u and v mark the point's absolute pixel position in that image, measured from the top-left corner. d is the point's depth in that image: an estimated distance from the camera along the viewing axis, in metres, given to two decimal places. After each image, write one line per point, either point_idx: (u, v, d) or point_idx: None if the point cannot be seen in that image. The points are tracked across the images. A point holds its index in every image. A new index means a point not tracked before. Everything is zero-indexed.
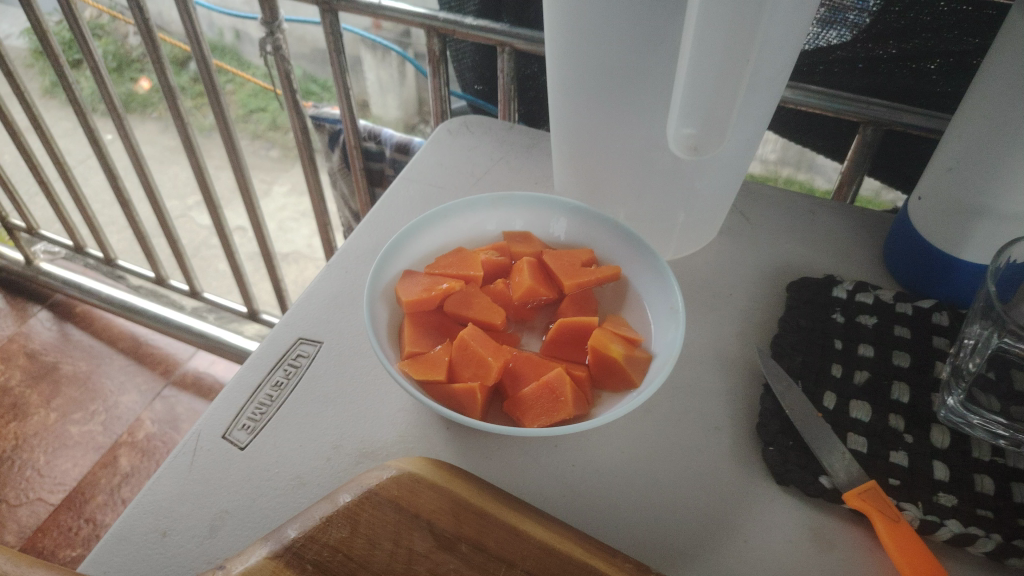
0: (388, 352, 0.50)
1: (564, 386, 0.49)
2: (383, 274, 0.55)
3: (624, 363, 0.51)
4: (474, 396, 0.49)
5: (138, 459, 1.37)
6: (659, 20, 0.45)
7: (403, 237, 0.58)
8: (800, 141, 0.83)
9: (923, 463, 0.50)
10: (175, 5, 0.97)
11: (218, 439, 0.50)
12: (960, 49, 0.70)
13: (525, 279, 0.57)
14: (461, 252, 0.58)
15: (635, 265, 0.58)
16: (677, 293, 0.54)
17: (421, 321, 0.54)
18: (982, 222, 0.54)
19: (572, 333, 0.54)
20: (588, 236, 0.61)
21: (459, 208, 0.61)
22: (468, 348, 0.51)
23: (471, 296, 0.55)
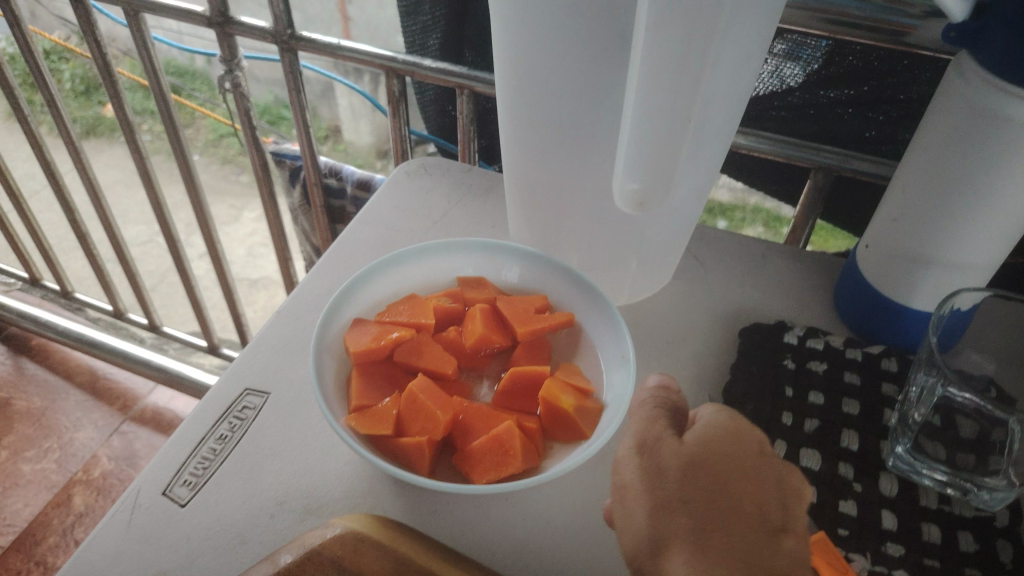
0: (335, 406, 0.49)
1: (513, 439, 0.48)
2: (332, 323, 0.54)
3: (575, 414, 0.50)
4: (421, 450, 0.48)
5: (93, 499, 1.32)
6: (605, 73, 0.47)
7: (353, 284, 0.57)
8: (754, 184, 0.85)
9: (871, 512, 0.50)
10: (132, 40, 0.97)
11: (158, 496, 0.49)
12: (903, 96, 0.71)
13: (477, 326, 0.56)
14: (413, 300, 0.58)
15: (588, 311, 0.58)
16: (628, 341, 0.54)
17: (370, 372, 0.53)
18: (925, 270, 0.55)
19: (524, 382, 0.54)
20: (542, 282, 0.61)
21: (412, 255, 0.60)
22: (417, 401, 0.50)
23: (421, 346, 0.55)
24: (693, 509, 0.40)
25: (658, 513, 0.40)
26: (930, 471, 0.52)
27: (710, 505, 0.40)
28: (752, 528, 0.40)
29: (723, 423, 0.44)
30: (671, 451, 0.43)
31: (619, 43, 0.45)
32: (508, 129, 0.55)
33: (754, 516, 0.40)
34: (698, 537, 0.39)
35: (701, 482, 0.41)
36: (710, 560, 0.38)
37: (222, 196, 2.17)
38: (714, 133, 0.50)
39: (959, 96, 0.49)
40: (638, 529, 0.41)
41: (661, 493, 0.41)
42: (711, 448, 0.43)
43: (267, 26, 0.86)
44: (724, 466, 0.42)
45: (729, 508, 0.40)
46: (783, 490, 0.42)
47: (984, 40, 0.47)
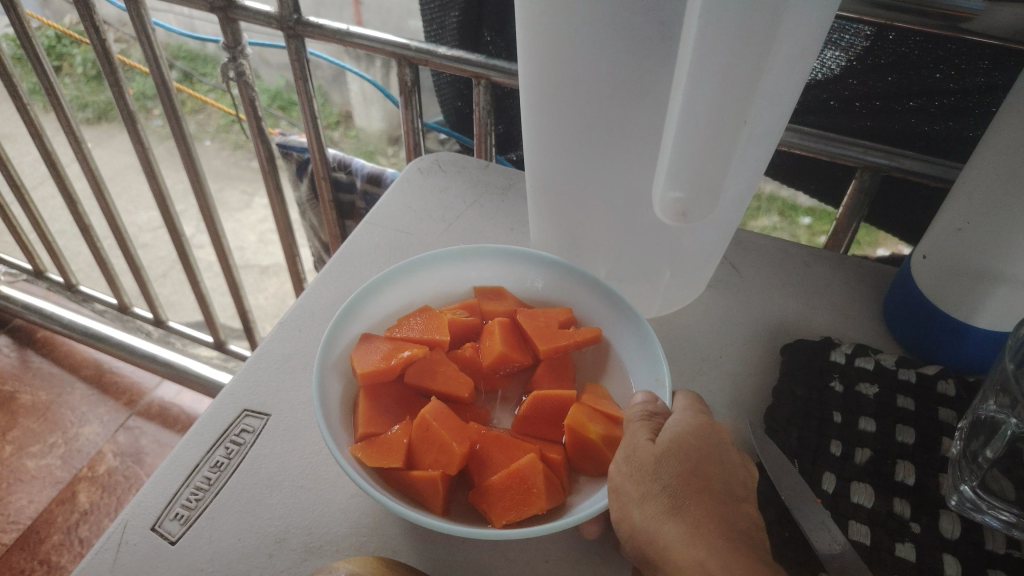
0: (340, 434, 0.45)
1: (535, 474, 0.43)
2: (338, 340, 0.49)
3: (603, 447, 0.45)
4: (435, 486, 0.43)
5: (97, 495, 1.27)
6: (645, 65, 0.41)
7: (361, 296, 0.52)
8: (791, 184, 0.79)
9: (932, 557, 0.45)
10: (132, 25, 0.92)
11: (147, 532, 0.45)
12: (959, 87, 0.65)
13: (495, 344, 0.51)
14: (426, 313, 0.53)
15: (616, 327, 0.53)
16: (663, 364, 0.48)
17: (379, 394, 0.49)
18: (991, 288, 0.50)
19: (547, 407, 0.49)
20: (566, 294, 0.56)
21: (424, 263, 0.55)
22: (430, 430, 0.45)
23: (435, 364, 0.50)
24: (671, 482, 0.39)
25: (641, 490, 0.39)
26: (995, 511, 0.46)
27: (686, 478, 0.39)
28: (726, 493, 0.39)
29: (692, 408, 0.44)
30: (647, 446, 0.41)
31: (662, 32, 0.39)
32: (532, 125, 0.49)
33: (724, 488, 0.39)
34: (678, 507, 0.38)
35: (676, 456, 0.40)
36: (693, 526, 0.37)
37: (232, 183, 2.13)
38: (762, 137, 0.45)
39: None
40: (625, 514, 0.40)
41: (640, 475, 0.40)
42: (683, 434, 0.41)
43: (273, 11, 0.81)
44: (696, 440, 0.41)
45: (703, 477, 0.39)
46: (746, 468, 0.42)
47: None
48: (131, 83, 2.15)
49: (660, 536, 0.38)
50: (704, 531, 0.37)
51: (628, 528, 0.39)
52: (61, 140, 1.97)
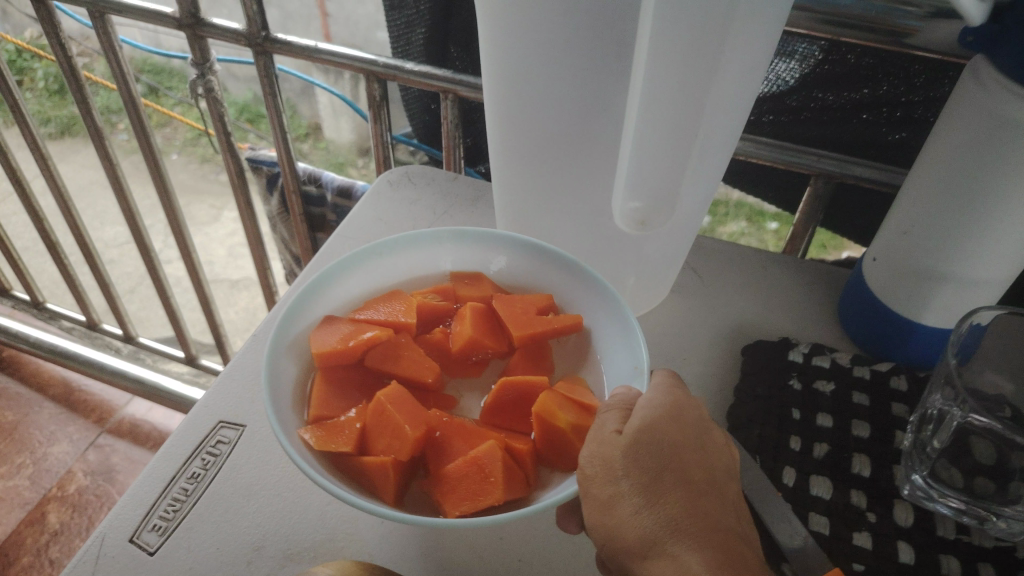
0: (289, 417, 0.45)
1: (493, 462, 0.44)
2: (297, 321, 0.50)
3: (572, 436, 0.46)
4: (386, 473, 0.44)
5: (68, 516, 1.26)
6: (600, 82, 0.44)
7: (327, 273, 0.53)
8: (751, 192, 0.82)
9: (887, 545, 0.47)
10: (98, 43, 0.92)
11: (125, 544, 0.45)
12: (907, 99, 0.69)
13: (465, 329, 0.53)
14: (397, 296, 0.54)
15: (599, 314, 0.53)
16: (643, 354, 0.47)
17: (336, 377, 0.50)
18: (940, 288, 0.53)
19: (513, 395, 0.50)
20: (543, 279, 0.56)
21: (402, 244, 0.56)
22: (384, 414, 0.46)
23: (397, 348, 0.52)
24: (645, 481, 0.38)
25: (612, 490, 0.39)
26: (945, 499, 0.49)
27: (662, 473, 0.39)
28: (700, 488, 0.39)
29: (656, 393, 0.42)
30: (616, 439, 0.40)
31: (616, 49, 0.42)
32: (498, 147, 0.52)
33: (703, 478, 0.40)
34: (655, 505, 0.38)
35: (647, 450, 0.39)
36: (675, 526, 0.37)
37: (200, 196, 2.12)
38: (722, 144, 0.48)
39: (977, 106, 0.46)
40: (598, 518, 0.39)
41: (610, 473, 0.39)
42: (654, 423, 0.40)
43: (241, 28, 0.82)
44: (663, 429, 0.40)
45: (680, 470, 0.39)
46: (717, 454, 0.42)
47: (1006, 46, 0.44)
48: (95, 97, 2.13)
49: (642, 543, 0.37)
50: (686, 533, 0.37)
51: (602, 532, 0.39)
52: (24, 157, 1.95)
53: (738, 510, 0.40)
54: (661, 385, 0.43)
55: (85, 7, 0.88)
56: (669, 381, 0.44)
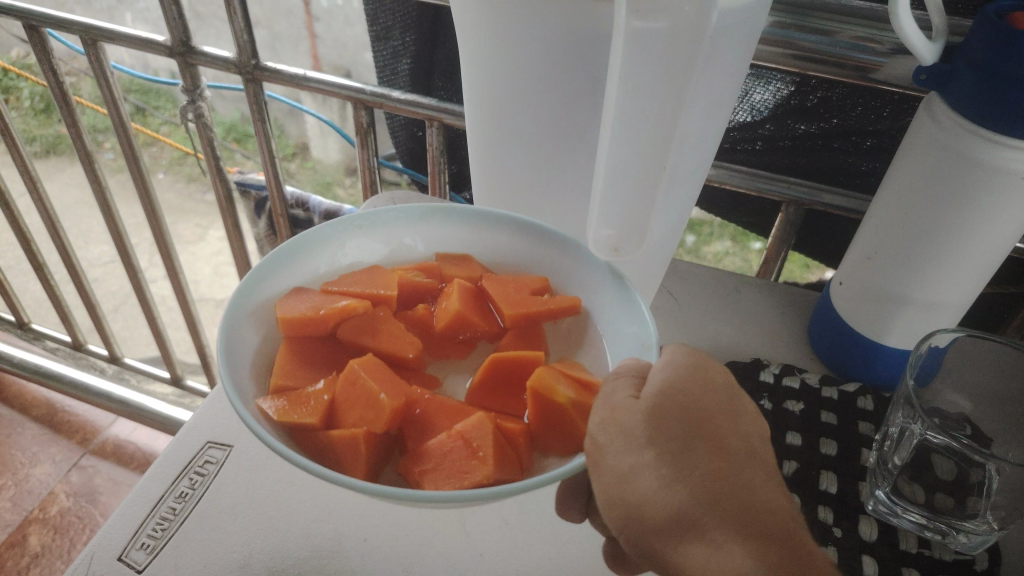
0: (248, 388, 0.46)
1: (483, 441, 0.45)
2: (266, 288, 0.51)
3: (572, 411, 0.46)
4: (358, 447, 0.45)
5: (49, 538, 1.25)
6: (576, 116, 0.47)
7: (298, 240, 0.54)
8: (727, 217, 0.85)
9: (852, 559, 0.49)
10: (90, 69, 0.94)
11: (113, 561, 0.46)
12: (875, 128, 0.72)
13: (451, 303, 0.53)
14: (377, 272, 0.55)
15: (600, 295, 0.53)
16: (652, 329, 0.47)
17: (303, 349, 0.51)
18: (902, 310, 0.55)
19: (502, 369, 0.51)
20: (536, 260, 0.56)
21: (384, 218, 0.57)
22: (356, 382, 0.48)
23: (375, 324, 0.53)
24: (671, 450, 0.37)
25: (633, 461, 0.37)
26: (908, 513, 0.51)
27: (686, 443, 0.37)
28: (729, 457, 0.38)
29: (674, 363, 0.41)
30: (632, 408, 0.39)
31: (592, 87, 0.46)
32: (481, 176, 0.56)
33: (732, 447, 0.38)
34: (685, 477, 0.36)
35: (670, 419, 0.38)
36: (710, 500, 0.36)
37: (186, 217, 2.13)
38: (693, 173, 0.51)
39: (931, 140, 0.49)
40: (620, 491, 0.38)
41: (630, 445, 0.38)
42: (671, 391, 0.39)
43: (231, 56, 0.84)
44: (684, 398, 0.39)
45: (706, 439, 0.38)
46: (744, 423, 0.41)
47: (958, 82, 0.47)
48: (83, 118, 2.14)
49: (671, 514, 0.36)
50: (723, 507, 0.36)
51: (625, 507, 0.37)
52: (11, 177, 1.95)
53: (773, 480, 0.39)
54: (676, 353, 0.42)
55: (78, 33, 0.90)
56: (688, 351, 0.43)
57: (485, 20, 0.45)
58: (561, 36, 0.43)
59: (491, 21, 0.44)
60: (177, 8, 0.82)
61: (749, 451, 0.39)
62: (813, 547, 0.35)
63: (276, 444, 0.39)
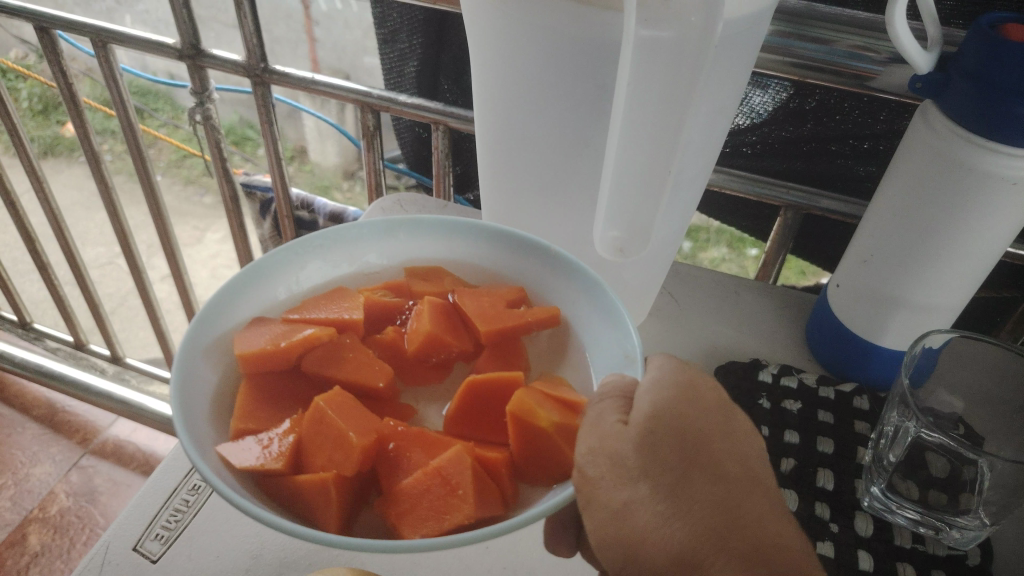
0: (205, 432, 0.44)
1: (460, 477, 0.43)
2: (221, 323, 0.49)
3: (555, 436, 0.44)
4: (327, 492, 0.42)
5: (49, 537, 1.26)
6: (585, 121, 0.49)
7: (254, 268, 0.52)
8: (726, 221, 0.86)
9: (848, 553, 0.50)
10: (100, 70, 0.95)
11: (129, 551, 0.47)
12: (872, 132, 0.73)
13: (423, 324, 0.52)
14: (340, 294, 0.54)
15: (578, 306, 0.53)
16: (635, 340, 0.47)
17: (263, 386, 0.49)
18: (898, 312, 0.57)
19: (479, 393, 0.48)
20: (514, 271, 0.56)
21: (346, 234, 0.55)
22: (324, 421, 0.45)
23: (337, 351, 0.52)
24: (666, 487, 0.38)
25: (627, 494, 0.38)
26: (903, 510, 0.52)
27: (680, 474, 0.39)
28: (726, 486, 0.39)
29: (664, 381, 0.41)
30: (622, 437, 0.39)
31: (598, 93, 0.47)
32: (489, 179, 0.57)
33: (724, 470, 0.39)
34: (681, 512, 0.38)
35: (664, 450, 0.39)
36: (704, 533, 0.37)
37: (186, 219, 2.14)
38: (696, 177, 0.53)
39: (927, 146, 0.50)
40: (615, 525, 0.39)
41: (624, 479, 0.38)
42: (661, 417, 0.39)
43: (240, 60, 0.85)
44: (676, 426, 0.40)
45: (698, 467, 0.39)
46: (736, 443, 0.41)
47: (952, 92, 0.48)
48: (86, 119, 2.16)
49: (668, 553, 0.38)
50: (719, 540, 0.37)
51: (620, 542, 0.39)
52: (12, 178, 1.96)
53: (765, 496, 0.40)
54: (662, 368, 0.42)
55: (88, 36, 0.91)
56: (677, 365, 0.43)
57: (497, 27, 0.47)
58: (570, 44, 0.45)
59: (505, 29, 0.46)
60: (187, 12, 0.84)
61: (744, 474, 0.40)
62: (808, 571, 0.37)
63: (232, 496, 0.37)
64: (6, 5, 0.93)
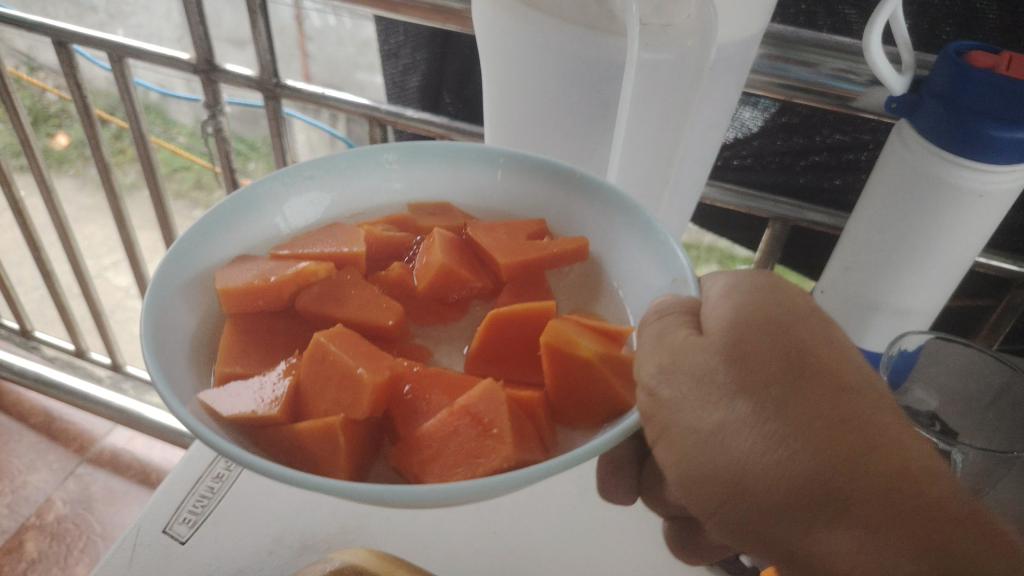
0: (185, 380, 0.42)
1: (493, 417, 0.42)
2: (202, 258, 0.49)
3: (598, 365, 0.43)
4: (337, 439, 0.41)
5: (46, 544, 1.27)
6: (589, 133, 0.54)
7: (237, 199, 0.51)
8: (718, 232, 0.91)
9: None
10: (116, 83, 0.99)
11: (158, 533, 0.50)
12: (854, 145, 0.78)
13: (435, 257, 0.51)
14: (340, 229, 0.53)
15: (615, 235, 0.51)
16: (685, 264, 0.45)
17: (249, 326, 0.49)
18: (877, 316, 0.61)
19: (503, 326, 0.48)
20: (536, 202, 0.55)
21: (343, 161, 0.54)
22: (328, 357, 0.44)
23: (343, 287, 0.51)
24: (772, 403, 0.34)
25: (719, 414, 0.35)
26: None
27: (783, 384, 0.34)
28: (851, 396, 0.34)
29: (741, 290, 0.38)
30: (704, 351, 0.36)
31: (602, 109, 0.52)
32: None
33: (838, 376, 0.34)
34: (788, 428, 0.33)
35: (763, 361, 0.35)
36: (823, 451, 0.32)
37: None
38: (698, 176, 0.56)
39: (903, 163, 0.54)
40: (714, 453, 0.35)
41: (715, 398, 0.35)
42: (747, 326, 0.36)
43: (253, 75, 0.89)
44: (774, 332, 0.35)
45: (806, 373, 0.34)
46: (854, 352, 0.36)
47: (924, 112, 0.52)
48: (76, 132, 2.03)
49: (784, 479, 0.33)
50: (840, 457, 0.32)
51: (722, 472, 0.35)
52: None
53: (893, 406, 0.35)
54: (740, 279, 0.39)
55: (106, 50, 0.95)
56: (759, 272, 0.40)
57: (507, 47, 0.51)
58: (573, 67, 0.49)
59: (514, 50, 0.50)
60: (203, 29, 0.87)
61: (870, 384, 0.35)
62: (949, 493, 0.32)
63: (226, 446, 0.34)
64: (26, 21, 0.97)
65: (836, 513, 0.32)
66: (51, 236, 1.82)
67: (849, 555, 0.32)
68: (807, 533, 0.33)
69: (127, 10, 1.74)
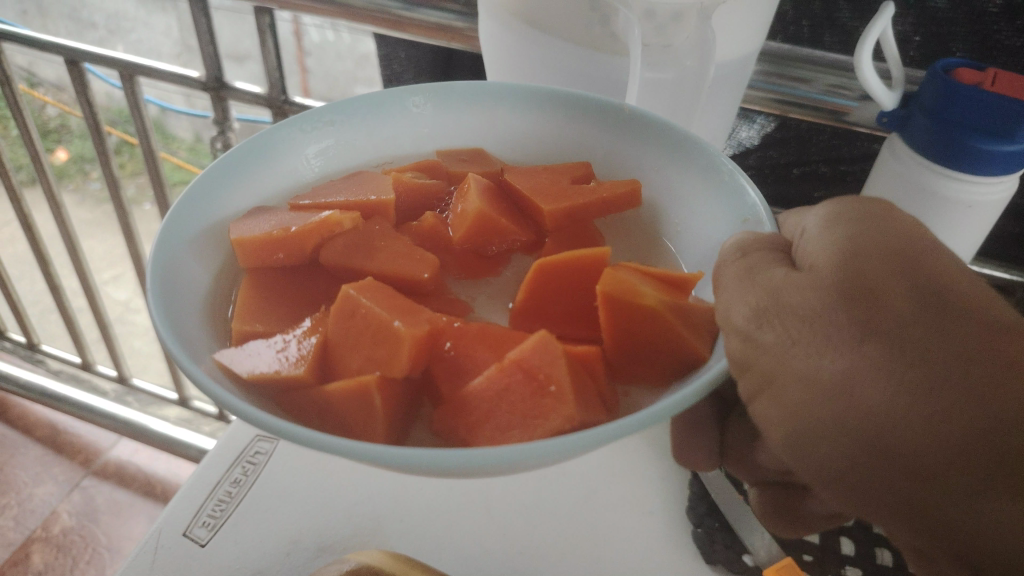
0: (200, 336, 0.44)
1: (545, 375, 0.42)
2: (217, 211, 0.51)
3: (666, 313, 0.44)
4: (371, 398, 0.42)
5: (52, 556, 1.28)
6: None
7: (255, 143, 0.53)
8: None
9: (831, 539, 0.52)
10: (128, 101, 1.01)
11: (179, 536, 0.52)
12: (848, 156, 0.80)
13: (472, 203, 0.54)
14: (371, 177, 0.56)
15: (662, 172, 0.53)
16: (761, 204, 0.45)
17: (264, 281, 0.51)
18: None
19: (555, 274, 0.49)
20: (582, 144, 0.57)
21: (367, 110, 0.57)
22: (358, 313, 0.46)
23: (373, 237, 0.53)
24: (906, 347, 0.32)
25: (837, 359, 0.33)
26: None
27: (909, 326, 0.32)
28: (990, 335, 0.32)
29: (842, 226, 0.37)
30: (810, 291, 0.34)
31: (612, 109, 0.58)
32: None
33: (968, 314, 0.33)
34: (920, 373, 0.31)
35: (891, 303, 0.33)
36: (963, 396, 0.31)
37: None
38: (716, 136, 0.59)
39: (894, 173, 0.57)
40: (839, 407, 0.33)
41: (831, 343, 0.33)
42: (858, 265, 0.34)
43: (263, 92, 0.91)
44: (894, 270, 0.34)
45: (933, 314, 0.33)
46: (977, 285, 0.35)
47: (913, 127, 0.54)
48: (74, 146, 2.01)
49: (931, 431, 0.31)
50: (982, 403, 0.31)
51: (854, 429, 0.32)
52: None
53: None
54: (836, 217, 0.38)
55: (117, 69, 0.97)
56: (865, 203, 0.39)
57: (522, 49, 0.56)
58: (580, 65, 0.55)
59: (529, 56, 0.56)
60: (213, 48, 0.90)
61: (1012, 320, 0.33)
62: None
63: (237, 405, 0.35)
64: (40, 42, 0.99)
65: (986, 465, 0.30)
66: (57, 250, 1.84)
67: (999, 512, 0.30)
68: (955, 493, 0.31)
69: (127, 26, 1.76)
